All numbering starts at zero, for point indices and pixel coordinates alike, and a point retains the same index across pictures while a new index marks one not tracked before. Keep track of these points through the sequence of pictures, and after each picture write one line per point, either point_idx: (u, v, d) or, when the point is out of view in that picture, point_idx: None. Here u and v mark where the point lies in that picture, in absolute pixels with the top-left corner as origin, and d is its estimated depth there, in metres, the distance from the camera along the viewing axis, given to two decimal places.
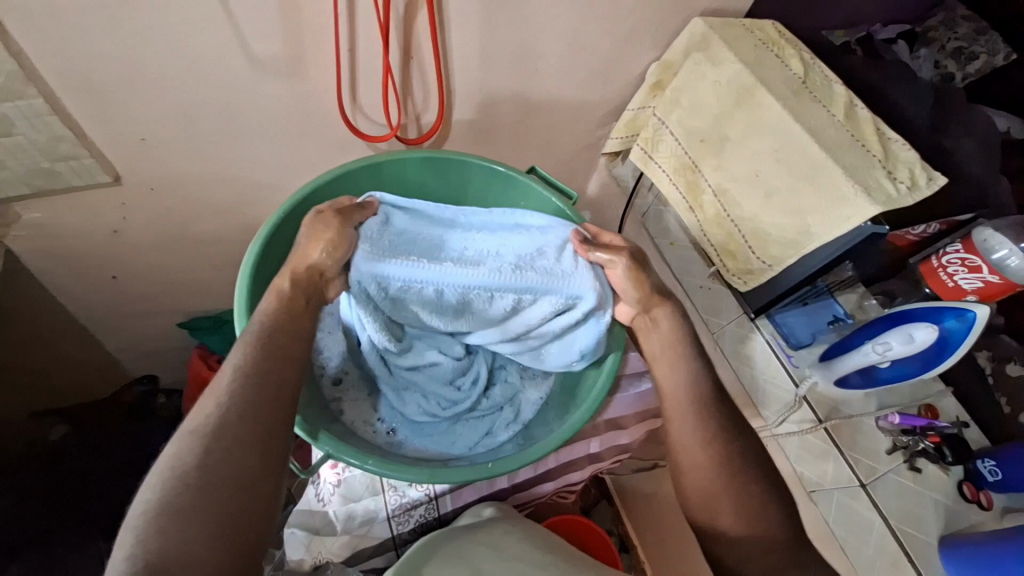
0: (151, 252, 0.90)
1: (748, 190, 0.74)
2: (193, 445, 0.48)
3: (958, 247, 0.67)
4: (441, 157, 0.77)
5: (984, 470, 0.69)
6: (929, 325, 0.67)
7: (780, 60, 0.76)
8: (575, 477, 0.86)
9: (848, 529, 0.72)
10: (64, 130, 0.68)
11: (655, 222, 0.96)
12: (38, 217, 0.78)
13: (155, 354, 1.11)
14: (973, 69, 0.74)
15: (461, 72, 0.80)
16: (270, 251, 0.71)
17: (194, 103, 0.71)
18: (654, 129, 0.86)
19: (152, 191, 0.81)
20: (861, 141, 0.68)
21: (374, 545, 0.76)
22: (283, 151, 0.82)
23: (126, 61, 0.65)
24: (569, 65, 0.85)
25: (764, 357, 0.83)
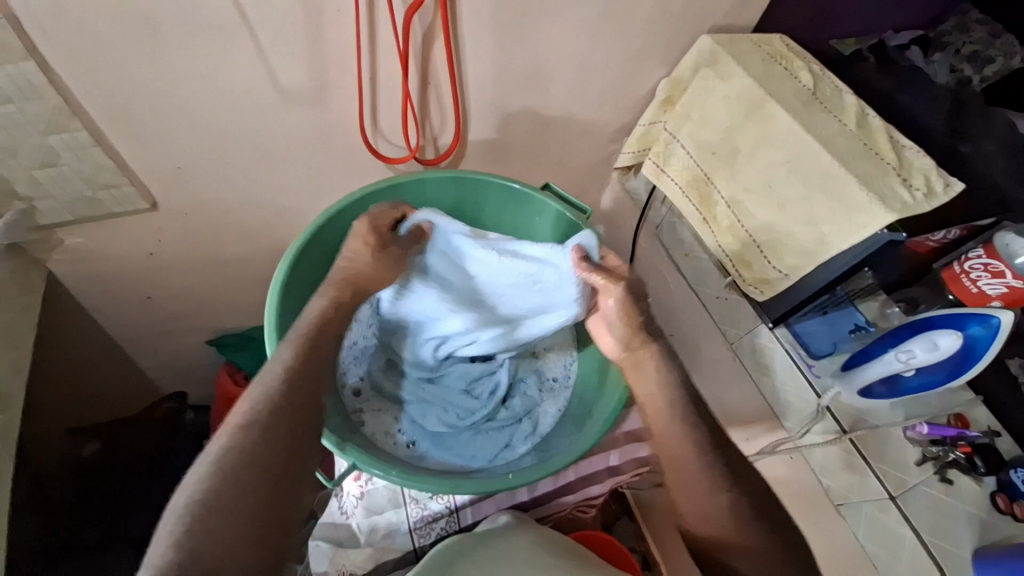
0: (183, 273, 0.94)
1: (761, 200, 0.74)
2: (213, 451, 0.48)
3: (980, 252, 0.66)
4: (458, 177, 0.80)
5: (1019, 481, 0.66)
6: (952, 333, 0.66)
7: (789, 73, 0.77)
8: (595, 490, 0.85)
9: (879, 544, 0.71)
10: (106, 160, 0.73)
11: (669, 233, 0.96)
12: (80, 242, 0.83)
13: (185, 371, 1.15)
14: (990, 71, 0.75)
15: (476, 95, 0.83)
16: (298, 272, 0.74)
17: (225, 131, 0.76)
18: (666, 143, 0.88)
19: (186, 216, 0.85)
20: (873, 150, 0.69)
21: (396, 558, 0.77)
22: (307, 175, 0.86)
23: (164, 94, 0.69)
24: (581, 84, 0.87)
25: (785, 369, 0.81)
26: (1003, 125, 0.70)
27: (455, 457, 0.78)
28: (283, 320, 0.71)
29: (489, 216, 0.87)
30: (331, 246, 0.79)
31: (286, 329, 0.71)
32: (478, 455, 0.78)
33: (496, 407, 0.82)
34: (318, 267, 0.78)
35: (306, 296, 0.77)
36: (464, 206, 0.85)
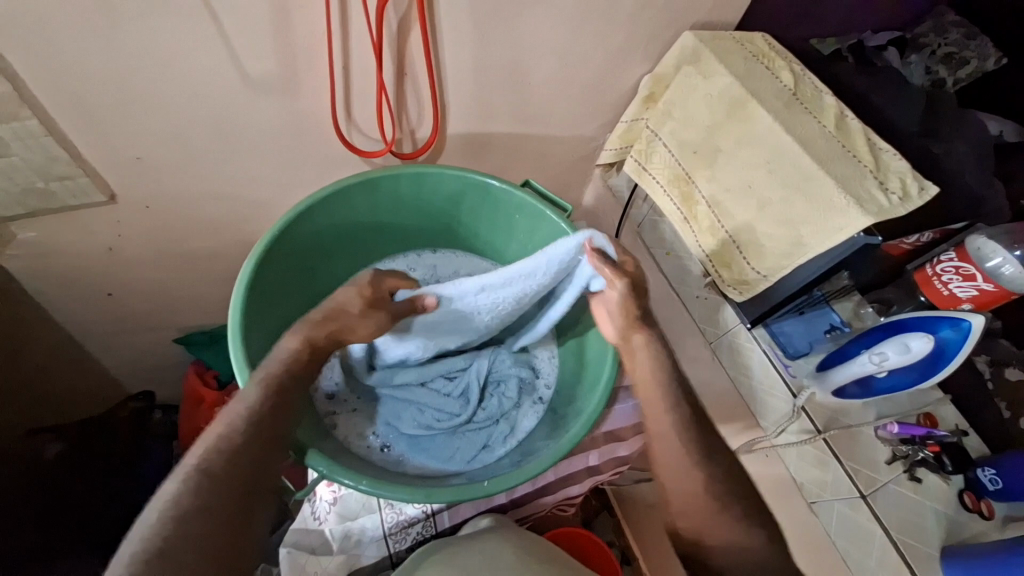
0: (148, 269, 0.90)
1: (741, 201, 0.74)
2: (194, 481, 0.50)
3: (952, 255, 0.68)
4: (434, 172, 0.78)
5: (985, 479, 0.69)
6: (925, 335, 0.67)
7: (771, 72, 0.76)
8: (575, 490, 0.84)
9: (850, 540, 0.72)
10: (59, 150, 0.68)
11: (650, 231, 0.96)
12: (34, 236, 0.78)
13: (152, 370, 1.10)
14: (963, 74, 0.76)
15: (456, 88, 0.81)
16: (265, 269, 0.71)
17: (189, 121, 0.72)
18: (648, 141, 0.87)
19: (148, 209, 0.81)
20: (851, 152, 0.69)
21: (371, 564, 0.75)
22: (279, 167, 0.82)
23: (121, 80, 0.65)
24: (563, 79, 0.86)
25: (761, 366, 0.82)
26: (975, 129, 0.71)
27: (433, 449, 0.78)
28: (249, 318, 0.68)
29: (469, 213, 0.85)
30: (303, 243, 0.76)
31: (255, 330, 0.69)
32: (454, 451, 0.77)
33: (473, 409, 0.80)
34: (290, 266, 0.76)
35: (274, 294, 0.74)
36: (443, 201, 0.83)
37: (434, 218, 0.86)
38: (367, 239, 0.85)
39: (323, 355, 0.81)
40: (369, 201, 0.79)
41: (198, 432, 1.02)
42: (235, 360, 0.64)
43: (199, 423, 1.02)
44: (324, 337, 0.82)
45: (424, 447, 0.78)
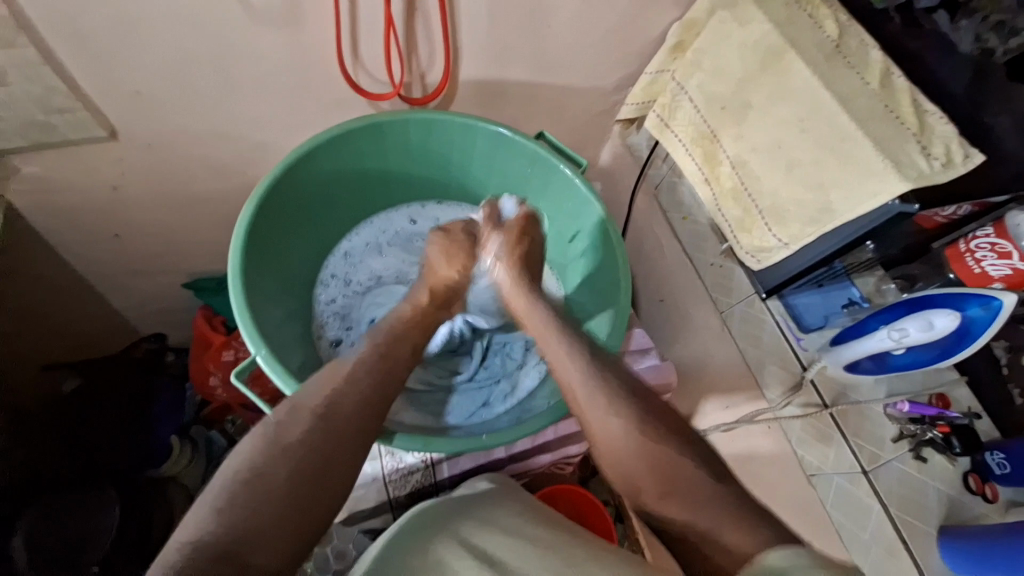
0: (153, 210, 0.89)
1: (768, 162, 0.69)
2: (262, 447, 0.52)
3: (989, 231, 0.64)
4: (444, 119, 0.74)
5: (993, 463, 0.67)
6: (950, 313, 0.63)
7: (813, 21, 0.69)
8: (574, 450, 0.85)
9: (844, 512, 0.73)
10: (56, 80, 0.66)
11: (668, 194, 0.94)
12: (37, 171, 0.76)
13: (162, 314, 1.12)
14: (1018, 42, 0.56)
15: (469, 28, 0.76)
16: (266, 213, 0.70)
17: (189, 54, 0.68)
18: (673, 95, 0.82)
19: (150, 147, 0.79)
20: (895, 113, 0.63)
21: (371, 507, 0.77)
22: (283, 108, 0.79)
23: (116, 6, 0.61)
24: (585, 22, 0.79)
25: (773, 339, 0.81)
26: None
27: (435, 403, 0.79)
28: (248, 261, 0.67)
29: (478, 165, 0.82)
30: (304, 189, 0.74)
31: (253, 276, 0.68)
32: (453, 403, 0.79)
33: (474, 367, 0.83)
34: (291, 212, 0.74)
35: (273, 239, 0.73)
36: (453, 151, 0.80)
37: (441, 169, 0.83)
38: (371, 188, 0.83)
39: (326, 310, 0.82)
40: (374, 147, 0.75)
41: (207, 374, 1.04)
42: (234, 304, 0.63)
43: (208, 366, 1.03)
44: (324, 291, 0.83)
45: (428, 400, 0.79)
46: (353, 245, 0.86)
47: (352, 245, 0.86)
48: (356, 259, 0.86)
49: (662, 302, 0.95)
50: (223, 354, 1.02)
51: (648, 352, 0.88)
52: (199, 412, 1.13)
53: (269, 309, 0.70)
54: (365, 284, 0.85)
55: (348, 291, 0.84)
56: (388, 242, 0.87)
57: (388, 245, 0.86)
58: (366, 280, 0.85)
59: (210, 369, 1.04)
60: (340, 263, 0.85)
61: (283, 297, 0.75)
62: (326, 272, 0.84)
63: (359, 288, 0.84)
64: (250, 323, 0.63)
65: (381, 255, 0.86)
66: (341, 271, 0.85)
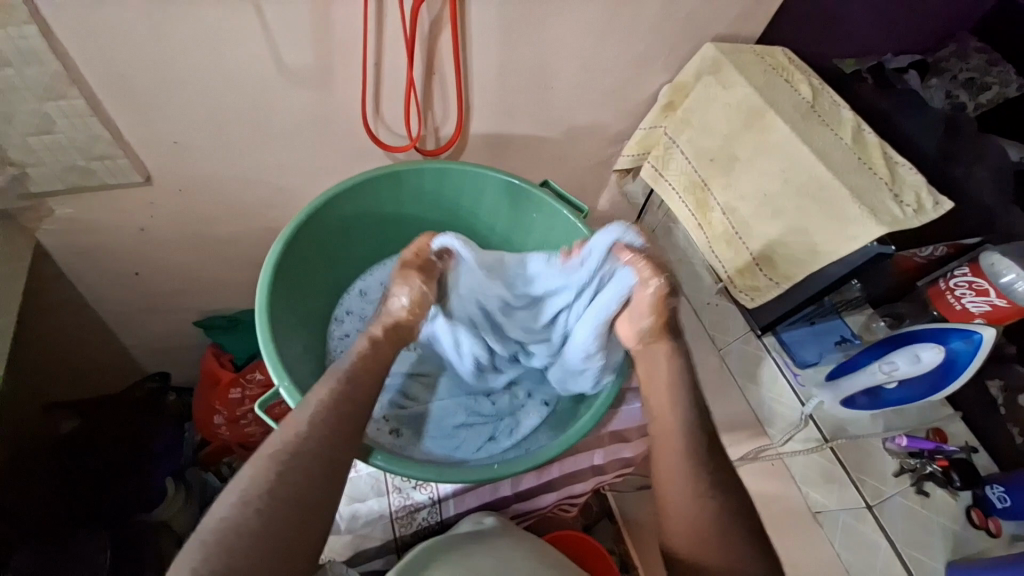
0: (174, 250, 0.93)
1: (756, 208, 0.75)
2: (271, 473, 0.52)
3: (965, 270, 0.68)
4: (458, 168, 0.80)
5: (993, 497, 0.68)
6: (934, 347, 0.67)
7: (790, 85, 0.78)
8: (578, 489, 0.84)
9: (852, 551, 0.72)
10: (101, 131, 0.72)
11: (664, 238, 0.98)
12: (70, 212, 0.81)
13: (170, 352, 1.13)
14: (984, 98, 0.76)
15: (480, 88, 0.84)
16: (292, 253, 0.74)
17: (225, 108, 0.75)
18: (666, 147, 0.89)
19: (179, 192, 0.84)
20: (867, 164, 0.70)
21: (377, 546, 0.77)
22: (306, 158, 0.85)
23: (165, 68, 0.68)
24: (585, 84, 0.88)
25: (771, 376, 0.83)
26: (998, 151, 0.71)
27: (427, 424, 0.80)
28: (275, 296, 0.72)
29: (486, 209, 0.87)
30: (325, 230, 0.78)
31: (278, 312, 0.71)
32: (441, 423, 0.80)
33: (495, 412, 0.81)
34: (314, 252, 0.79)
35: (297, 278, 0.77)
36: (466, 197, 0.85)
37: (453, 213, 0.88)
38: (385, 230, 0.87)
39: (342, 345, 0.83)
40: (393, 193, 0.81)
41: (211, 413, 1.05)
42: (258, 335, 0.66)
43: (214, 405, 1.04)
44: (340, 325, 0.85)
45: (418, 417, 0.80)
46: (369, 283, 0.89)
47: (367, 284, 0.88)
48: (371, 297, 0.88)
49: None
50: (230, 392, 1.03)
51: None
52: (198, 453, 1.12)
53: (290, 344, 0.73)
54: None
55: (361, 322, 0.85)
56: None
57: None
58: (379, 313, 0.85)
59: (215, 407, 1.04)
60: (356, 302, 0.87)
61: (302, 333, 0.78)
62: (340, 309, 0.86)
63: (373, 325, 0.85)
64: (273, 354, 0.66)
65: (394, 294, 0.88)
66: (355, 309, 0.87)
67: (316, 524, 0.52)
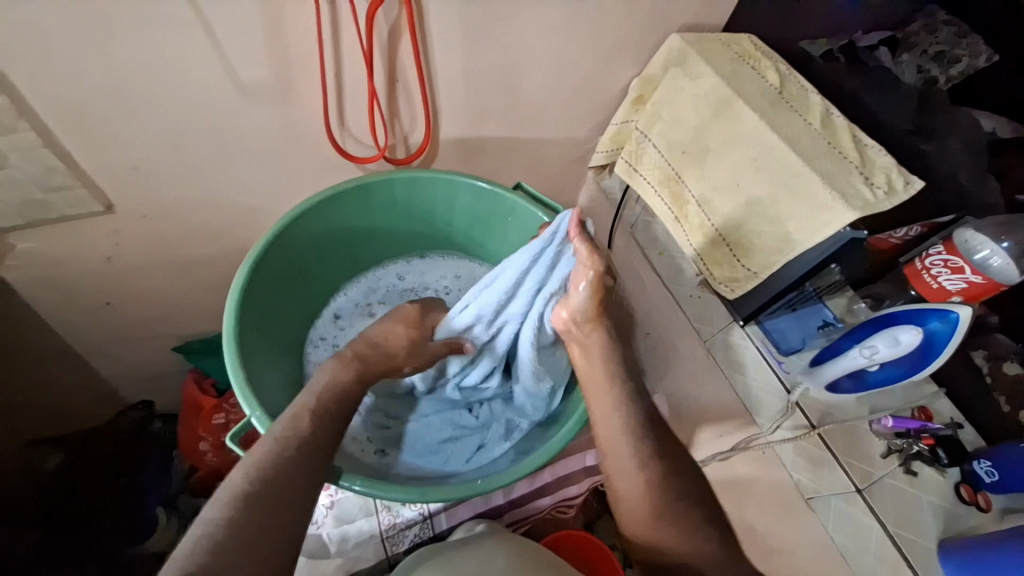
0: (145, 277, 0.91)
1: (730, 199, 0.75)
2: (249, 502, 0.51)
3: (940, 249, 0.68)
4: (429, 177, 0.79)
5: (981, 471, 0.69)
6: (913, 328, 0.67)
7: (757, 72, 0.77)
8: (572, 491, 0.84)
9: (847, 537, 0.72)
10: (56, 161, 0.69)
11: (644, 232, 0.98)
12: (31, 246, 0.79)
13: (152, 380, 1.11)
14: (956, 71, 0.69)
15: (446, 93, 0.82)
16: (261, 275, 0.73)
17: (184, 130, 0.73)
18: (638, 142, 0.88)
19: (145, 218, 0.82)
20: (837, 148, 0.69)
21: (369, 566, 0.75)
22: (274, 175, 0.84)
23: (115, 93, 0.66)
24: (553, 83, 0.87)
25: (755, 364, 0.84)
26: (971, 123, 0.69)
27: (412, 443, 0.79)
28: (245, 321, 0.70)
29: (461, 216, 0.86)
30: (295, 249, 0.77)
31: (249, 337, 0.70)
32: (426, 441, 0.78)
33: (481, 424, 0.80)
34: (285, 272, 0.78)
35: (268, 300, 0.75)
36: (439, 204, 0.84)
37: (428, 222, 0.87)
38: (360, 245, 0.86)
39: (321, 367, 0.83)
40: (363, 206, 0.80)
41: (196, 440, 1.03)
42: (229, 363, 0.65)
43: (198, 432, 1.02)
44: (317, 348, 0.84)
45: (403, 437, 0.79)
46: (346, 304, 0.88)
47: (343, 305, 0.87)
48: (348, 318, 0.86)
49: (649, 334, 0.98)
50: (214, 418, 1.02)
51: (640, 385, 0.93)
52: (186, 482, 1.04)
53: (263, 369, 0.71)
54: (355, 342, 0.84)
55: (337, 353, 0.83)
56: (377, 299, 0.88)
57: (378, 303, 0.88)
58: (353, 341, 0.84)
59: (200, 433, 1.03)
60: (332, 324, 0.86)
61: (276, 357, 0.77)
62: (315, 333, 0.85)
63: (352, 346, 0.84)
64: (244, 381, 0.65)
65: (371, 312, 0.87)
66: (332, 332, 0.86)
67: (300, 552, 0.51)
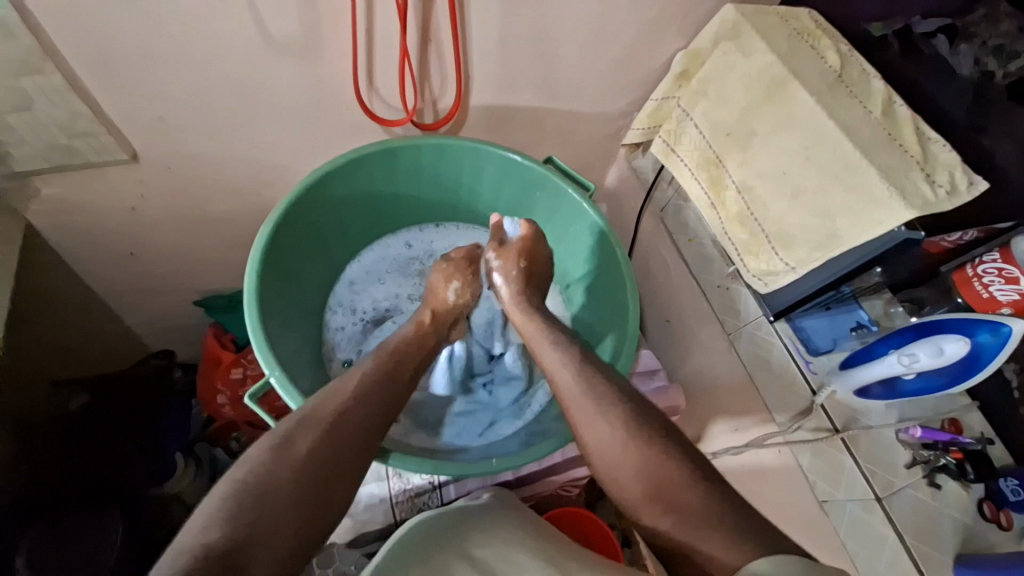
0: (167, 230, 0.90)
1: (773, 188, 0.70)
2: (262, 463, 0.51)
3: (995, 256, 0.64)
4: (457, 145, 0.76)
5: (1007, 490, 0.66)
6: (959, 339, 0.63)
7: (816, 52, 0.72)
8: (580, 472, 0.84)
9: (860, 543, 0.71)
10: (81, 106, 0.68)
11: (674, 217, 0.94)
12: (57, 192, 0.78)
13: (172, 331, 1.12)
14: (1018, 66, 0.61)
15: (480, 56, 0.78)
16: (282, 234, 0.72)
17: (209, 80, 0.70)
18: (678, 121, 0.83)
19: (168, 170, 0.81)
20: (897, 141, 0.64)
21: (379, 528, 0.78)
22: (299, 133, 0.81)
23: (141, 37, 0.64)
24: (593, 52, 0.82)
25: (781, 362, 0.80)
26: None
27: (428, 415, 0.79)
28: (264, 281, 0.69)
29: (488, 187, 0.83)
30: (318, 210, 0.75)
31: (267, 296, 0.70)
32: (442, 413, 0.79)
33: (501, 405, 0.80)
34: (307, 233, 0.76)
35: (287, 260, 0.74)
36: (466, 175, 0.81)
37: (453, 191, 0.84)
38: (383, 210, 0.84)
39: (339, 336, 0.83)
40: (389, 170, 0.77)
41: (215, 393, 1.05)
42: (249, 322, 0.65)
43: (216, 385, 1.04)
44: (333, 319, 0.84)
45: (417, 408, 0.80)
46: (355, 273, 0.86)
47: (353, 275, 0.86)
48: (358, 287, 0.86)
49: (670, 322, 0.97)
50: (231, 372, 1.03)
51: (656, 372, 0.90)
52: (205, 429, 1.11)
53: (280, 332, 0.71)
54: (371, 312, 0.85)
55: (355, 320, 0.84)
56: (387, 268, 0.87)
57: (389, 272, 0.87)
58: (371, 310, 0.85)
59: (218, 387, 1.05)
60: (343, 294, 0.85)
61: (294, 319, 0.77)
62: (332, 300, 0.85)
63: (366, 317, 0.84)
64: (263, 340, 0.65)
65: (382, 282, 0.86)
66: (346, 300, 0.85)
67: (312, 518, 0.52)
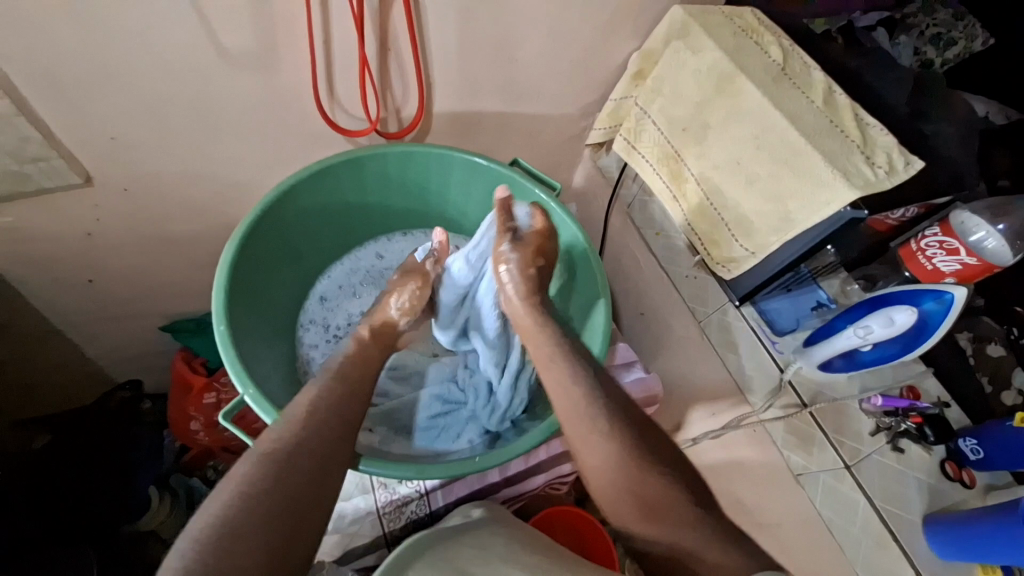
0: (129, 253, 0.88)
1: (730, 178, 0.74)
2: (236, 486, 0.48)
3: (936, 230, 0.68)
4: (423, 152, 0.77)
5: (966, 449, 0.71)
6: (908, 308, 0.67)
7: (759, 48, 0.75)
8: (567, 468, 0.85)
9: (834, 511, 0.74)
10: (31, 130, 0.66)
11: (640, 212, 0.98)
12: (7, 221, 0.75)
13: (137, 360, 1.08)
14: (952, 53, 0.77)
15: (441, 65, 0.79)
16: (249, 250, 0.71)
17: (165, 98, 0.69)
18: (637, 119, 0.86)
19: (126, 192, 0.79)
20: (839, 127, 0.68)
21: (366, 543, 0.77)
22: (262, 146, 0.81)
23: (91, 58, 0.63)
24: (551, 55, 0.84)
25: (749, 345, 0.84)
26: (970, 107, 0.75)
27: (406, 421, 0.79)
28: (234, 297, 0.69)
29: (456, 193, 0.84)
30: (282, 226, 0.75)
31: (237, 314, 0.69)
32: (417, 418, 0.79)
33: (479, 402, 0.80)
34: (275, 247, 0.76)
35: (255, 277, 0.74)
36: (432, 181, 0.82)
37: (422, 199, 0.85)
38: (350, 222, 0.84)
39: (314, 350, 0.82)
40: (355, 180, 0.78)
41: (188, 419, 1.02)
42: (220, 340, 0.64)
43: (189, 411, 1.01)
44: (308, 334, 0.83)
45: (393, 416, 0.79)
46: (326, 285, 0.86)
47: (325, 290, 0.86)
48: (331, 300, 0.85)
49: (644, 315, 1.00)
50: (204, 397, 1.00)
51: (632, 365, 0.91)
52: (178, 459, 1.09)
53: (253, 348, 0.70)
54: (342, 325, 0.83)
55: (328, 336, 0.83)
56: (359, 282, 0.87)
57: (360, 286, 0.86)
58: (339, 327, 0.83)
59: (191, 413, 1.01)
60: (315, 309, 0.84)
61: (267, 336, 0.76)
62: (304, 317, 0.84)
63: (339, 331, 0.83)
64: (236, 358, 0.64)
65: (355, 296, 0.85)
66: (319, 316, 0.85)
67: (298, 534, 0.50)
